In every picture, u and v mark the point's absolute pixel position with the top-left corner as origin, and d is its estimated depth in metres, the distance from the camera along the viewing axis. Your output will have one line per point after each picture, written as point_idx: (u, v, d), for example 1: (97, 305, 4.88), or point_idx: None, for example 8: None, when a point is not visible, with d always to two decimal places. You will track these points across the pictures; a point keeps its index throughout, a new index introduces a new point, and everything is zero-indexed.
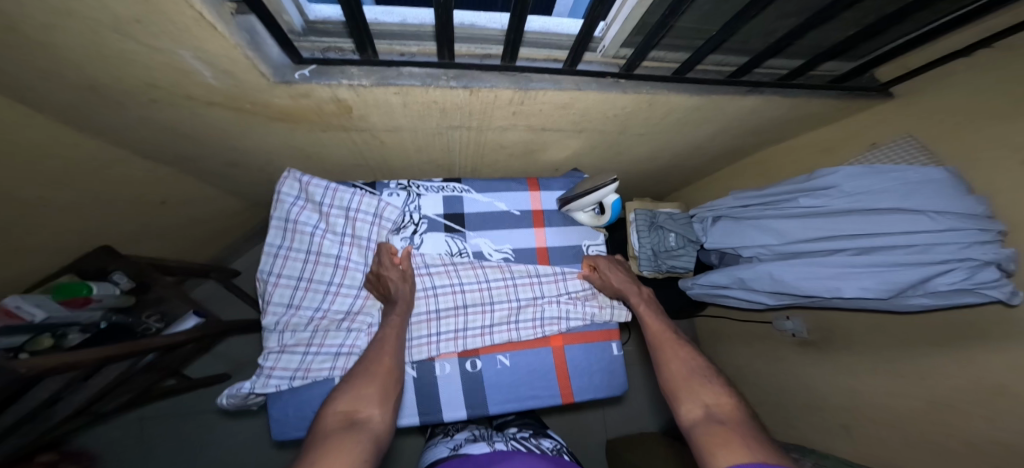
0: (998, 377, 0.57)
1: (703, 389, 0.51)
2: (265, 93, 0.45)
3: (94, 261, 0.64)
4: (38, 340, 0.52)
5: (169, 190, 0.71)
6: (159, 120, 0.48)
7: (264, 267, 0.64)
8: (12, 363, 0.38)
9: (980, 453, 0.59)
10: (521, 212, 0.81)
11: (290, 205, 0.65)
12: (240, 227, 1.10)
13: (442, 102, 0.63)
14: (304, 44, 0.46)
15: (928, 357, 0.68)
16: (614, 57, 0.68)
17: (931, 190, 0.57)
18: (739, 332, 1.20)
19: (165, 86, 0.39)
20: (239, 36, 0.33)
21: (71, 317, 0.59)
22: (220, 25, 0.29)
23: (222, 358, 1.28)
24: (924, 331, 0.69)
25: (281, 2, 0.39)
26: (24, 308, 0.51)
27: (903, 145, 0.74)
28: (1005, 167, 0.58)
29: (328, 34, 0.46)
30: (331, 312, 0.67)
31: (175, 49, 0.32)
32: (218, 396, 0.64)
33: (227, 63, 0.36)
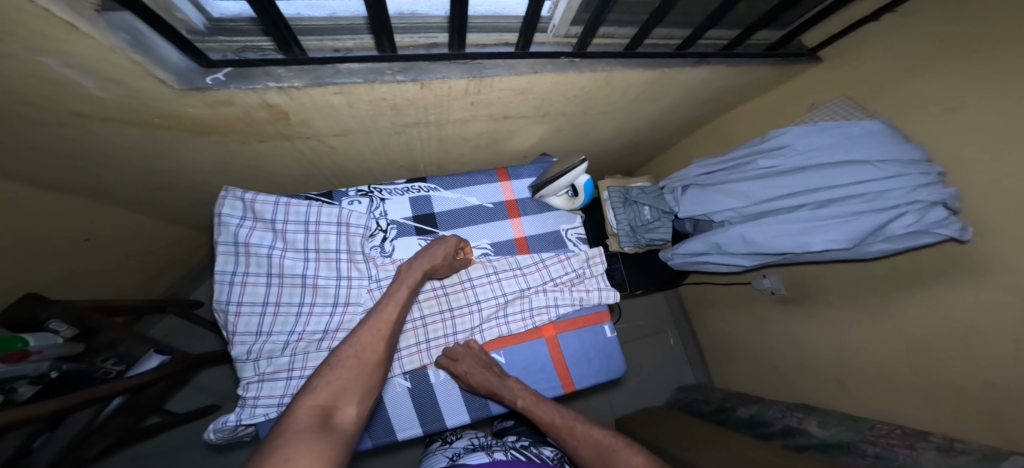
0: (969, 312, 0.59)
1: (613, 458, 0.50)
2: (169, 102, 0.41)
3: (21, 310, 0.58)
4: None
5: (97, 222, 0.65)
6: (53, 145, 0.43)
7: (220, 296, 0.59)
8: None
9: (960, 385, 0.62)
10: (494, 204, 0.78)
11: (237, 227, 0.59)
12: (194, 254, 1.04)
13: (391, 98, 0.59)
14: (210, 45, 0.41)
15: (898, 299, 0.71)
16: (565, 36, 0.65)
17: (871, 141, 0.61)
18: (722, 297, 1.23)
19: (41, 103, 0.34)
20: (115, 36, 0.30)
21: (15, 371, 0.52)
22: (80, 22, 0.26)
23: (205, 390, 1.21)
24: (893, 275, 0.71)
25: (176, 4, 0.35)
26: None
27: (839, 103, 0.77)
28: (939, 110, 0.61)
29: (240, 33, 0.42)
30: (307, 334, 0.61)
31: (34, 55, 0.28)
32: (204, 432, 0.61)
33: (105, 68, 0.32)
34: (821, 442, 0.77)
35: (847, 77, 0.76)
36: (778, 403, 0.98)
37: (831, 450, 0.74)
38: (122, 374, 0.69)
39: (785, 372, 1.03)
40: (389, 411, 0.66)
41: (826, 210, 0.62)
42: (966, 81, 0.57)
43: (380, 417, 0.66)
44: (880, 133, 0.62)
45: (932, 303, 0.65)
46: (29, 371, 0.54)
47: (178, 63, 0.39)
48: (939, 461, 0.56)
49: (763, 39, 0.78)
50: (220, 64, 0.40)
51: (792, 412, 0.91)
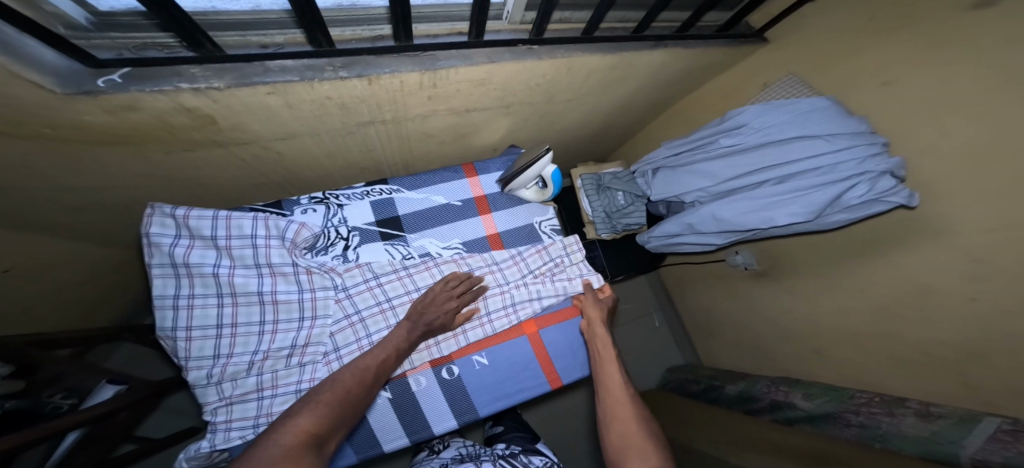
0: (922, 273, 0.62)
1: (648, 449, 0.46)
2: (55, 110, 0.36)
3: None
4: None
5: (10, 254, 0.58)
6: None
7: (166, 323, 0.53)
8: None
9: (924, 344, 0.64)
10: (463, 202, 0.75)
11: (172, 246, 0.52)
12: (143, 280, 0.96)
13: (336, 97, 0.55)
14: (98, 42, 0.36)
15: (858, 266, 0.74)
16: (521, 23, 0.62)
17: (820, 116, 0.62)
18: (700, 276, 1.25)
19: None
20: None
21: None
22: None
23: (181, 416, 1.13)
24: (853, 242, 0.74)
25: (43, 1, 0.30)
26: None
27: (789, 81, 0.77)
28: (875, 83, 0.63)
29: (135, 27, 0.37)
30: (273, 352, 0.57)
31: None
32: (176, 463, 0.55)
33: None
34: (809, 415, 0.80)
35: (790, 53, 0.76)
36: (764, 377, 1.02)
37: (818, 421, 0.78)
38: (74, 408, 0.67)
39: (763, 345, 1.06)
40: (372, 424, 0.64)
41: (786, 184, 0.62)
42: (900, 50, 0.58)
43: (361, 430, 0.63)
44: (827, 108, 0.62)
45: (886, 266, 0.68)
46: None
47: (57, 63, 0.34)
48: (920, 426, 0.59)
49: (713, 21, 0.77)
50: (114, 64, 0.36)
51: (777, 385, 0.94)
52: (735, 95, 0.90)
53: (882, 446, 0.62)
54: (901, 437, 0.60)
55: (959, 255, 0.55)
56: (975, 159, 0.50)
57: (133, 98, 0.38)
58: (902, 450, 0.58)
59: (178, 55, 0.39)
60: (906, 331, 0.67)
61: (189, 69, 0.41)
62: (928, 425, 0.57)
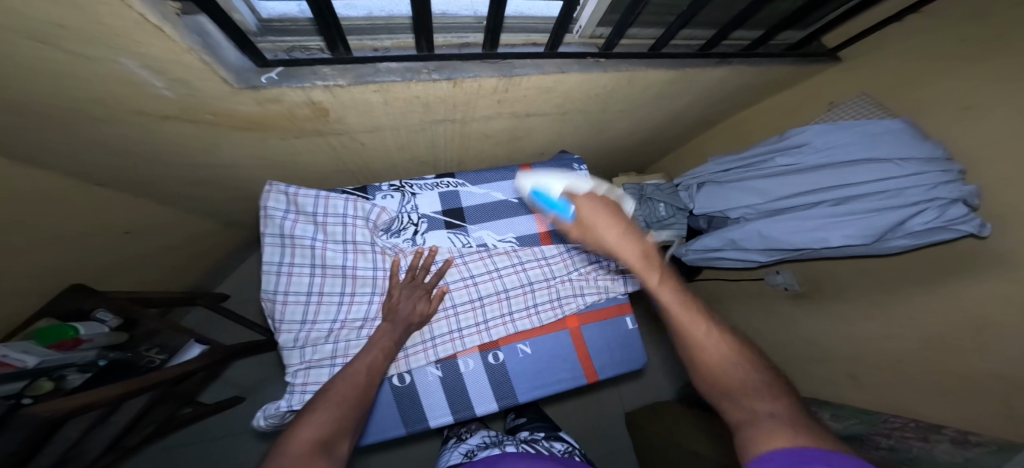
0: (986, 307, 0.62)
1: (740, 373, 0.37)
2: (223, 99, 0.44)
3: (71, 299, 0.62)
4: (36, 385, 0.50)
5: (136, 217, 0.68)
6: (105, 140, 0.46)
7: (268, 286, 0.60)
8: (31, 410, 0.40)
9: (976, 379, 0.64)
10: (520, 199, 0.80)
11: (282, 219, 0.61)
12: (217, 249, 1.06)
13: (424, 96, 0.61)
14: (264, 44, 0.44)
15: (912, 296, 0.74)
16: (591, 37, 0.67)
17: (889, 140, 0.62)
18: (734, 292, 1.26)
19: (108, 100, 0.38)
20: (191, 39, 0.34)
21: (65, 358, 0.55)
22: (165, 26, 0.30)
23: (231, 381, 1.23)
24: (910, 271, 0.74)
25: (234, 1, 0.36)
26: (15, 355, 0.49)
27: (858, 103, 0.77)
28: (953, 114, 0.63)
29: (287, 33, 0.45)
30: (349, 322, 0.62)
31: (116, 56, 0.32)
32: (254, 420, 0.59)
33: (177, 68, 0.36)
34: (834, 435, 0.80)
35: (861, 81, 0.79)
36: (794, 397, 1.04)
37: (847, 442, 0.80)
38: (167, 362, 0.71)
39: (796, 367, 1.06)
40: (423, 400, 0.69)
41: (844, 206, 0.64)
42: (992, 85, 0.58)
43: (412, 404, 0.68)
44: (898, 132, 0.63)
45: (946, 299, 0.68)
46: (77, 360, 0.57)
47: (237, 63, 0.42)
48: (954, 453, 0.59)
49: (783, 40, 0.78)
50: (274, 63, 0.43)
51: (807, 405, 0.97)
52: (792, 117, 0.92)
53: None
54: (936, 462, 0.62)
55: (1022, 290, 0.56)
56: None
57: (280, 92, 0.46)
58: None
59: (319, 57, 0.46)
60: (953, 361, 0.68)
61: (322, 68, 0.48)
62: (963, 452, 0.60)
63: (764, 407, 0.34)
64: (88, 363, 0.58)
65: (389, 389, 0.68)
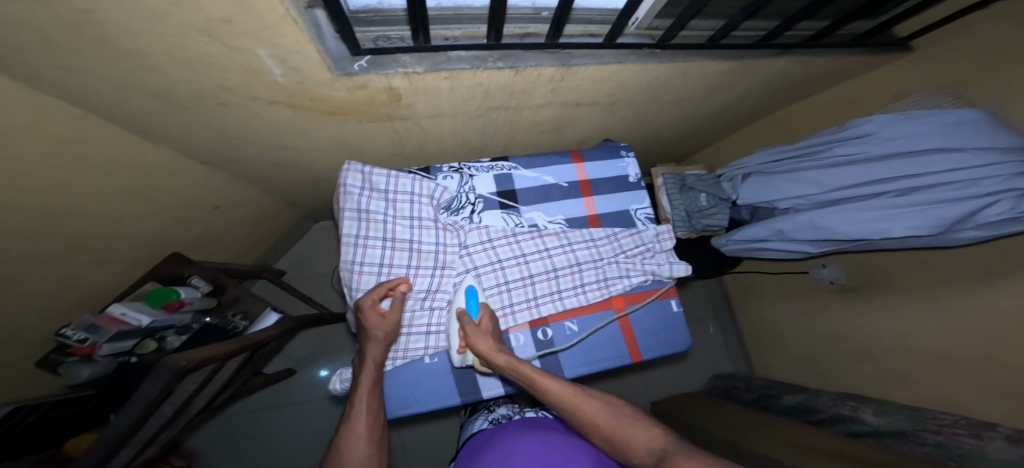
0: None
1: (636, 430, 0.50)
2: (324, 86, 0.47)
3: (168, 267, 0.74)
4: (144, 343, 0.68)
5: (217, 196, 0.74)
6: (214, 123, 0.51)
7: (348, 257, 0.69)
8: (171, 359, 0.47)
9: None
10: (569, 184, 0.83)
11: (358, 196, 0.68)
12: (272, 231, 1.14)
13: (486, 84, 0.64)
14: (360, 35, 0.48)
15: (973, 292, 0.72)
16: (648, 29, 0.67)
17: (966, 129, 0.60)
18: (773, 287, 1.25)
19: (233, 86, 0.42)
20: (310, 30, 0.36)
21: (168, 321, 0.70)
22: (298, 18, 0.33)
23: (290, 354, 1.37)
24: (973, 266, 0.72)
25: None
26: (131, 317, 0.62)
27: (931, 95, 0.75)
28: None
29: (369, 24, 0.47)
30: (414, 292, 0.71)
31: (255, 48, 0.35)
32: (332, 382, 0.80)
33: (295, 58, 0.39)
34: (873, 430, 0.82)
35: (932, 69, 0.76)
36: (827, 392, 1.03)
37: (884, 436, 0.80)
38: (246, 329, 0.79)
39: (836, 362, 1.06)
40: (477, 370, 0.75)
41: (909, 197, 0.63)
42: None
43: (467, 374, 0.74)
44: (973, 122, 0.61)
45: (1012, 298, 0.65)
46: (175, 322, 0.72)
47: (337, 52, 0.45)
48: (1006, 451, 0.60)
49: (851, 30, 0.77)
50: (366, 52, 0.46)
51: (844, 401, 0.95)
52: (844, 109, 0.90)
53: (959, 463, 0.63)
54: (986, 458, 0.60)
55: None
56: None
57: (365, 79, 0.49)
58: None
59: (401, 46, 0.49)
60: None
61: (403, 57, 0.51)
62: (1017, 450, 0.59)
63: (667, 452, 0.45)
64: (184, 326, 0.74)
65: (447, 359, 0.74)
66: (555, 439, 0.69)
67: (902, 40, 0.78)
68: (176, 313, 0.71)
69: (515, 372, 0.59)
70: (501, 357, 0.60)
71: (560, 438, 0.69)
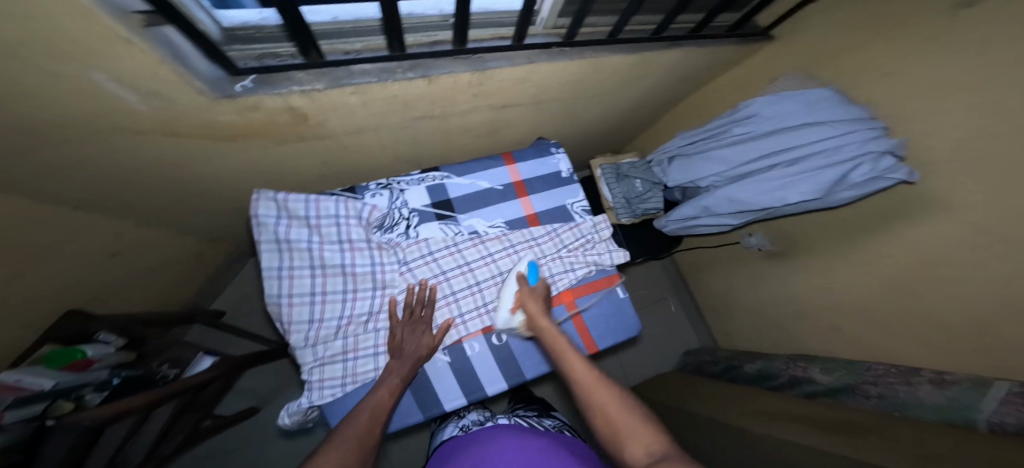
0: (932, 246, 0.70)
1: (642, 431, 0.44)
2: (202, 111, 0.44)
3: (70, 324, 0.66)
4: (56, 406, 0.55)
5: (110, 241, 0.67)
6: (81, 163, 0.46)
7: (272, 290, 0.66)
8: (72, 419, 0.46)
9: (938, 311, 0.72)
10: (504, 186, 0.84)
11: (275, 225, 0.65)
12: (197, 269, 1.05)
13: (402, 95, 0.63)
14: (233, 53, 0.42)
15: (874, 239, 0.81)
16: (554, 28, 0.70)
17: (822, 106, 0.71)
18: (716, 258, 1.34)
19: (85, 121, 0.38)
20: (161, 51, 0.33)
21: (79, 379, 0.61)
22: (136, 40, 0.29)
23: (248, 393, 1.26)
24: (870, 216, 0.81)
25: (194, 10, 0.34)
26: (29, 380, 0.54)
27: (791, 78, 0.86)
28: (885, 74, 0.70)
29: (254, 41, 0.43)
30: (355, 317, 0.70)
31: (91, 75, 0.32)
32: (281, 418, 0.71)
33: (151, 82, 0.36)
34: (827, 388, 0.88)
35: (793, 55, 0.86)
36: (781, 355, 1.09)
37: (838, 393, 0.86)
38: (180, 374, 0.80)
39: (780, 320, 1.15)
40: (434, 385, 0.73)
41: (796, 166, 0.70)
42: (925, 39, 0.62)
43: (425, 389, 0.73)
44: (827, 99, 0.71)
45: (902, 237, 0.75)
46: (89, 380, 0.63)
47: (208, 73, 0.40)
48: (935, 394, 0.68)
49: (724, 21, 0.84)
50: (248, 72, 0.43)
51: (795, 362, 1.02)
52: (742, 90, 1.00)
53: (903, 414, 0.70)
54: (923, 406, 0.68)
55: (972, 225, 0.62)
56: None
57: (256, 100, 0.46)
58: (923, 418, 0.67)
59: (292, 63, 0.45)
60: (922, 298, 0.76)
61: (296, 74, 0.48)
62: (944, 392, 0.66)
63: (665, 456, 0.39)
64: (103, 383, 0.64)
65: None
66: (534, 444, 0.66)
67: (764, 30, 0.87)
68: (86, 372, 0.64)
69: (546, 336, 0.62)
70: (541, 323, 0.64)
71: (540, 443, 0.66)
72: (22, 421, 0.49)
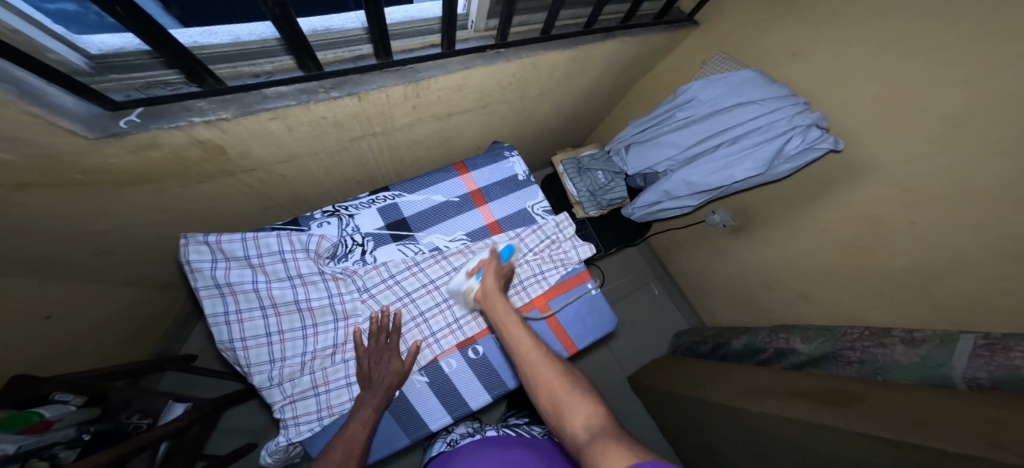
0: (884, 209, 0.71)
1: (578, 404, 0.47)
2: (89, 154, 0.41)
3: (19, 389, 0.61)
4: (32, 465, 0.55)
5: (40, 301, 0.64)
6: None
7: (223, 337, 0.63)
8: None
9: (901, 268, 0.73)
10: (461, 197, 0.82)
11: (212, 269, 0.62)
12: (155, 317, 1.01)
13: (331, 115, 0.60)
14: (106, 85, 0.40)
15: (830, 205, 0.83)
16: (486, 30, 0.69)
17: (749, 87, 0.72)
18: (686, 239, 1.35)
19: None
20: (2, 88, 0.30)
21: (42, 440, 0.60)
22: None
23: (237, 431, 1.22)
24: (824, 184, 0.82)
25: (39, 41, 0.31)
26: None
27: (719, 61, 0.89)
28: (817, 43, 0.71)
29: (129, 68, 0.40)
30: (320, 351, 0.68)
31: None
32: (261, 458, 0.69)
33: (4, 127, 0.32)
34: (810, 358, 0.89)
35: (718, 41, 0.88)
36: (762, 329, 1.10)
37: (822, 362, 0.86)
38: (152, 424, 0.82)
39: (757, 294, 1.16)
40: (417, 407, 0.71)
41: (738, 144, 0.72)
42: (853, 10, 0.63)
43: (408, 413, 0.70)
44: (750, 80, 0.73)
45: (858, 197, 0.75)
46: (58, 438, 0.63)
47: (80, 110, 0.38)
48: (909, 354, 0.69)
49: (650, 10, 0.86)
50: (130, 105, 0.40)
51: (776, 334, 1.03)
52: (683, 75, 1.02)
53: (885, 378, 0.70)
54: (901, 367, 0.68)
55: (925, 181, 0.62)
56: (908, 99, 0.60)
57: (153, 136, 0.43)
58: (903, 380, 0.68)
59: (184, 91, 0.43)
60: (876, 257, 0.77)
61: (195, 103, 0.46)
62: (917, 351, 0.68)
63: (602, 432, 0.42)
64: (73, 439, 0.65)
65: None
66: (508, 457, 0.64)
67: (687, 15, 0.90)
68: (44, 433, 0.61)
69: (503, 323, 0.59)
70: (493, 300, 0.62)
71: (514, 455, 0.64)
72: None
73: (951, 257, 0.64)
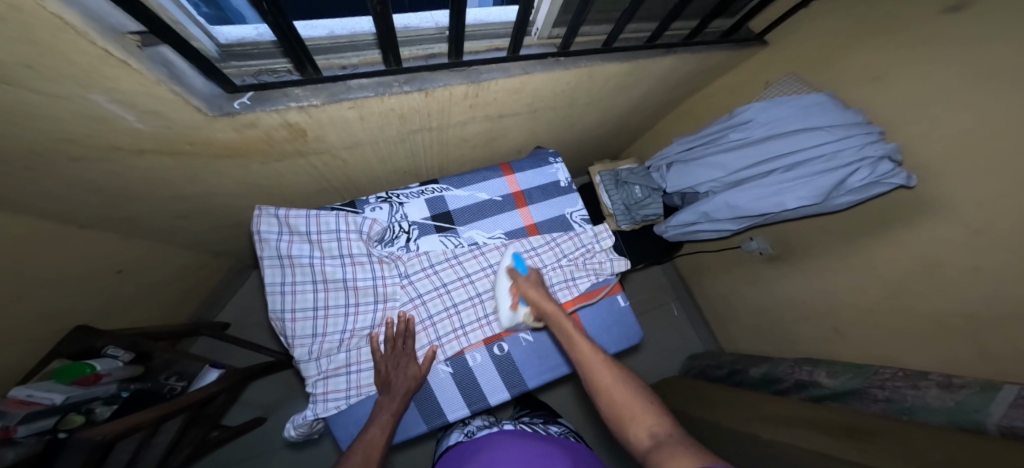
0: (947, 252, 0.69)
1: (642, 410, 0.48)
2: (203, 129, 0.45)
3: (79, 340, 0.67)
4: (69, 419, 0.58)
5: (115, 255, 0.69)
6: (83, 181, 0.47)
7: (275, 306, 0.66)
8: (84, 435, 0.50)
9: (955, 314, 0.71)
10: (503, 197, 0.84)
11: (277, 241, 0.66)
12: (201, 283, 1.07)
13: (399, 108, 0.63)
14: (230, 70, 0.44)
15: (880, 240, 0.81)
16: (549, 38, 0.71)
17: (819, 109, 0.72)
18: (716, 261, 1.33)
19: (86, 140, 0.39)
20: (158, 71, 0.34)
21: (90, 393, 0.63)
22: (132, 60, 0.30)
23: (249, 404, 1.26)
24: (878, 216, 0.80)
25: (185, 25, 0.35)
26: (40, 395, 0.55)
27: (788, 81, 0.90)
28: (900, 73, 0.70)
29: (250, 57, 0.45)
30: (357, 330, 0.70)
31: (85, 93, 0.32)
32: (285, 431, 0.70)
33: (147, 101, 0.36)
34: (835, 392, 0.87)
35: (791, 60, 0.89)
36: (785, 359, 1.07)
37: (847, 397, 0.84)
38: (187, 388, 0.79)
39: (787, 325, 1.13)
40: (437, 395, 0.72)
41: (795, 170, 0.71)
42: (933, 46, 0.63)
43: (428, 400, 0.72)
44: (823, 103, 0.74)
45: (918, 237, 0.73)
46: (98, 393, 0.64)
47: (206, 91, 0.42)
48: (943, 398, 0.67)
49: (717, 28, 0.87)
50: (245, 89, 0.44)
51: (800, 366, 1.00)
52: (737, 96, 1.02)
53: (909, 417, 0.68)
54: (931, 410, 0.66)
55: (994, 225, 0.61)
56: (987, 140, 0.59)
57: (256, 116, 0.46)
58: (931, 422, 0.65)
59: (288, 79, 0.47)
60: (927, 299, 0.75)
61: (294, 90, 0.49)
62: (953, 395, 0.65)
63: (666, 438, 0.43)
64: (112, 396, 0.66)
65: None
66: (531, 451, 0.64)
67: (758, 35, 0.91)
68: (95, 386, 0.64)
69: (558, 328, 0.61)
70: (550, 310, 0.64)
71: (538, 448, 0.65)
72: (30, 437, 0.53)
73: (1011, 306, 0.62)
